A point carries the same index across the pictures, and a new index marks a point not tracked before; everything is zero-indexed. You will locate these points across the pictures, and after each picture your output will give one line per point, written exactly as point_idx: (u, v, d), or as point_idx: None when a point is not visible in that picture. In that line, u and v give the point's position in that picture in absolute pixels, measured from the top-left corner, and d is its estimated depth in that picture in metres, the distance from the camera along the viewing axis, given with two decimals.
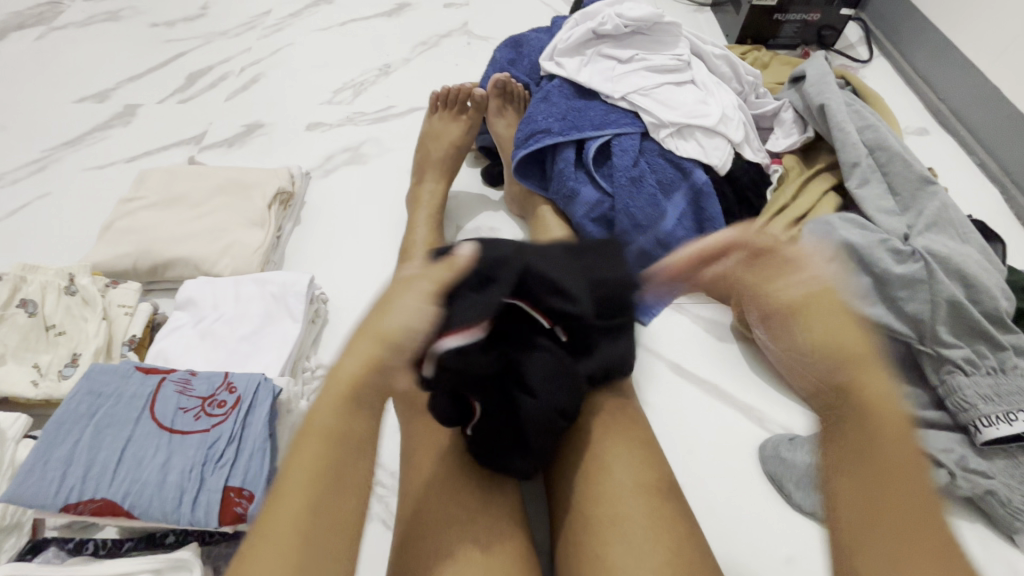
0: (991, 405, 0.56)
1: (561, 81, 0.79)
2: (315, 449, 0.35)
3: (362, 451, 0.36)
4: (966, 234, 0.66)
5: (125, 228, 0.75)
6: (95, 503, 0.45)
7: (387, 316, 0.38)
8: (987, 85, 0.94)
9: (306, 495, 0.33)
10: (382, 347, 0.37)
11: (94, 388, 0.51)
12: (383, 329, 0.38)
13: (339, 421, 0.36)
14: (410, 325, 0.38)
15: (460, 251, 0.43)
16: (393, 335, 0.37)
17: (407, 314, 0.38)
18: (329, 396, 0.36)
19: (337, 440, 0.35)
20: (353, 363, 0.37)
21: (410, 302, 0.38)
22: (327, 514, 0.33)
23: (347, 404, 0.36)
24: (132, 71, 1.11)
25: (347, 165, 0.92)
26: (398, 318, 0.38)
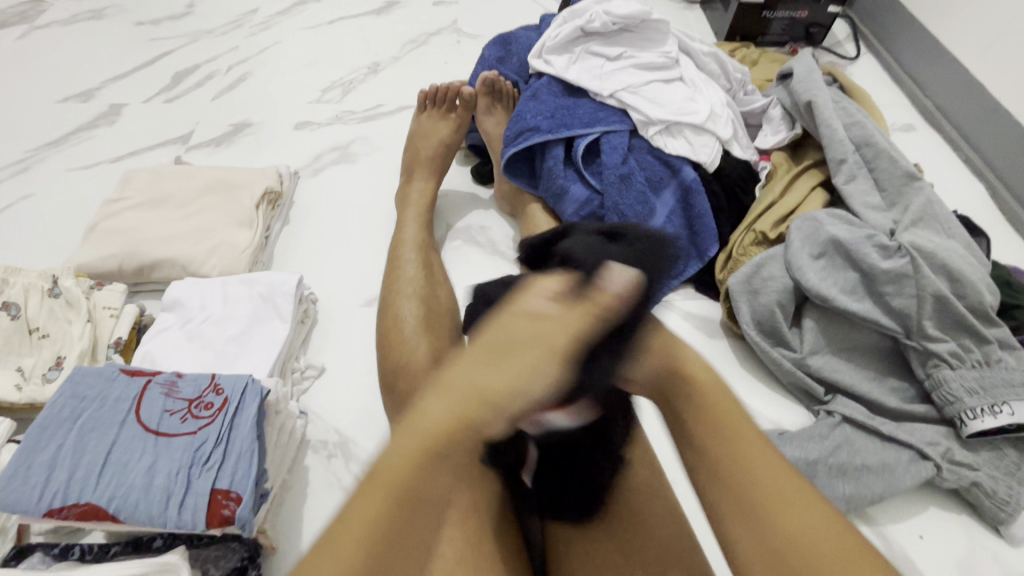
0: (976, 397, 0.57)
1: (550, 78, 0.79)
2: (371, 504, 0.32)
3: (425, 509, 0.34)
4: (952, 229, 0.66)
5: (110, 229, 0.74)
6: (79, 507, 0.45)
7: (495, 378, 0.34)
8: (971, 81, 0.95)
9: (360, 545, 0.31)
10: (485, 404, 0.34)
11: (78, 391, 0.50)
12: (485, 392, 0.34)
13: (417, 466, 0.33)
14: (519, 385, 0.34)
15: (611, 290, 0.38)
16: (499, 394, 0.34)
17: (518, 383, 0.34)
18: (415, 432, 0.34)
19: (409, 488, 0.33)
20: (442, 420, 0.34)
21: (524, 372, 0.34)
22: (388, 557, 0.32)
23: (424, 455, 0.34)
24: (116, 70, 1.09)
25: (336, 164, 0.92)
26: (505, 380, 0.34)
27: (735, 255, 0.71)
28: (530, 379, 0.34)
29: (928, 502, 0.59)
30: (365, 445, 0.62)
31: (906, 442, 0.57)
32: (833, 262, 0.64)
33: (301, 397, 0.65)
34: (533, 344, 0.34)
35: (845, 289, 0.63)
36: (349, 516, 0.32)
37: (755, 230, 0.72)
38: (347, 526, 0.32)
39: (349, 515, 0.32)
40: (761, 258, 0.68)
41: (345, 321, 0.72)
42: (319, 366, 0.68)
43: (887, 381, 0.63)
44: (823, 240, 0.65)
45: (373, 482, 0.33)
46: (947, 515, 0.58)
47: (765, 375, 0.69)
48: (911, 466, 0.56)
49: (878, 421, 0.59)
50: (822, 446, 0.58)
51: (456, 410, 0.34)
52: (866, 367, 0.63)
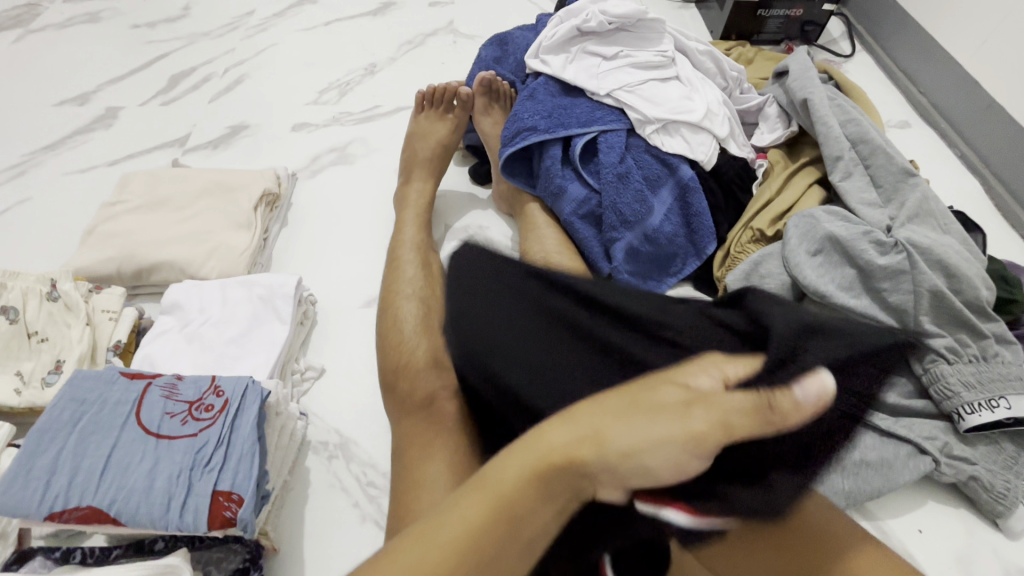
0: (973, 392, 0.57)
1: (546, 78, 0.79)
2: (470, 512, 0.30)
3: (519, 553, 0.30)
4: (948, 225, 0.67)
5: (109, 232, 0.74)
6: (81, 510, 0.45)
7: (629, 430, 0.30)
8: (965, 78, 0.96)
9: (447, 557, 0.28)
10: (610, 458, 0.30)
11: (78, 394, 0.50)
12: (613, 439, 0.30)
13: (527, 490, 0.30)
14: (652, 451, 0.30)
15: (798, 397, 0.32)
16: (630, 453, 0.30)
17: (648, 439, 0.30)
18: (528, 456, 0.30)
19: (511, 518, 0.29)
20: (560, 442, 0.30)
21: (660, 426, 0.30)
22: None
23: (537, 479, 0.30)
24: (112, 73, 1.09)
25: (334, 165, 0.92)
26: (638, 434, 0.30)
27: (732, 253, 0.72)
28: (665, 443, 0.30)
29: (926, 497, 0.59)
30: (365, 445, 0.62)
31: (905, 437, 0.58)
32: (830, 258, 0.65)
33: (301, 398, 0.65)
34: (669, 405, 0.32)
35: (843, 285, 0.63)
36: (435, 530, 0.29)
37: (752, 228, 0.72)
38: (430, 536, 0.29)
39: (437, 529, 0.29)
40: (759, 256, 0.68)
41: (344, 322, 0.73)
42: (319, 367, 0.68)
43: (885, 377, 0.63)
44: (820, 237, 0.65)
45: (473, 498, 0.30)
46: (947, 510, 0.58)
47: None
48: (909, 461, 0.57)
49: (876, 417, 0.59)
50: None
51: (583, 456, 0.30)
52: None
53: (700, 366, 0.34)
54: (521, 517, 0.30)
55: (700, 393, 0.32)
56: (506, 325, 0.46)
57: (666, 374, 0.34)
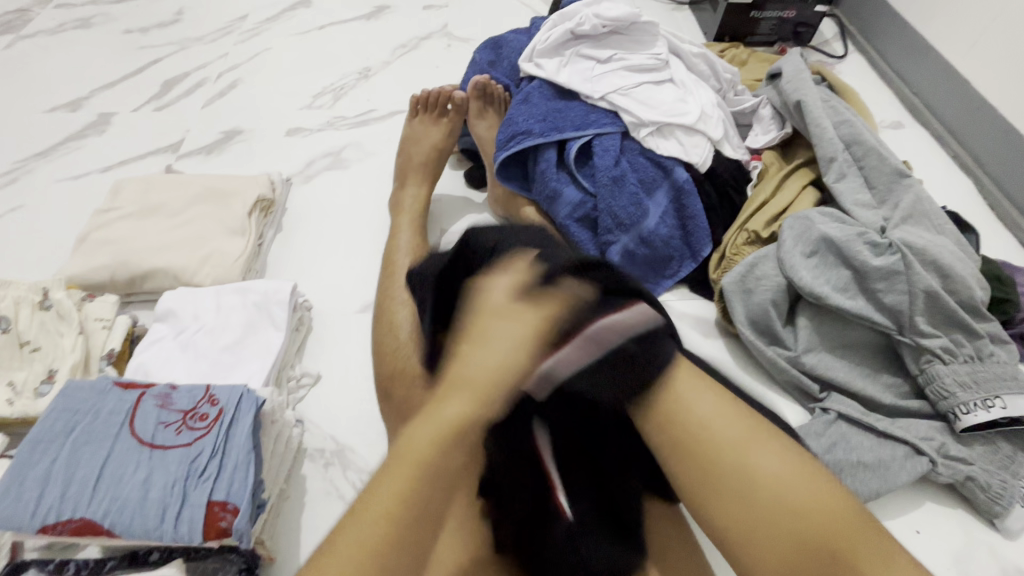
0: (968, 392, 0.57)
1: (540, 82, 0.79)
2: (395, 480, 0.35)
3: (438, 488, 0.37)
4: (942, 225, 0.67)
5: (101, 239, 0.74)
6: (74, 522, 0.44)
7: (475, 365, 0.38)
8: (957, 78, 0.97)
9: (388, 516, 0.34)
10: (480, 389, 0.37)
11: (71, 405, 0.50)
12: (465, 373, 0.38)
13: (434, 443, 0.36)
14: (509, 365, 0.37)
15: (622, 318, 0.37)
16: (489, 377, 0.37)
17: (489, 361, 0.38)
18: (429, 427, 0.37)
19: (429, 472, 0.36)
20: (454, 404, 0.37)
21: (495, 352, 0.38)
22: (407, 539, 0.34)
23: (437, 432, 0.36)
24: (104, 79, 1.09)
25: (329, 170, 0.91)
26: (484, 364, 0.38)
27: (728, 256, 0.72)
28: (505, 360, 0.37)
29: (923, 497, 0.59)
30: (362, 452, 0.62)
31: (901, 437, 0.58)
32: (825, 260, 0.65)
33: (297, 405, 0.65)
34: (499, 333, 0.38)
35: (838, 287, 0.64)
36: (367, 512, 0.34)
37: (748, 230, 0.72)
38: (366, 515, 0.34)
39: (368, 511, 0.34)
40: (754, 257, 0.68)
41: (339, 327, 0.72)
42: (314, 374, 0.67)
43: (881, 377, 0.63)
44: (815, 239, 0.66)
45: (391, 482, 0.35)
46: (944, 509, 0.59)
47: (760, 374, 0.69)
48: (907, 461, 0.57)
49: (872, 418, 0.60)
50: (819, 444, 0.58)
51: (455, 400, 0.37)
52: (861, 364, 0.64)
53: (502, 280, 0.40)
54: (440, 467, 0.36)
55: (514, 311, 0.38)
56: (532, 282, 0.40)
57: (484, 304, 0.40)
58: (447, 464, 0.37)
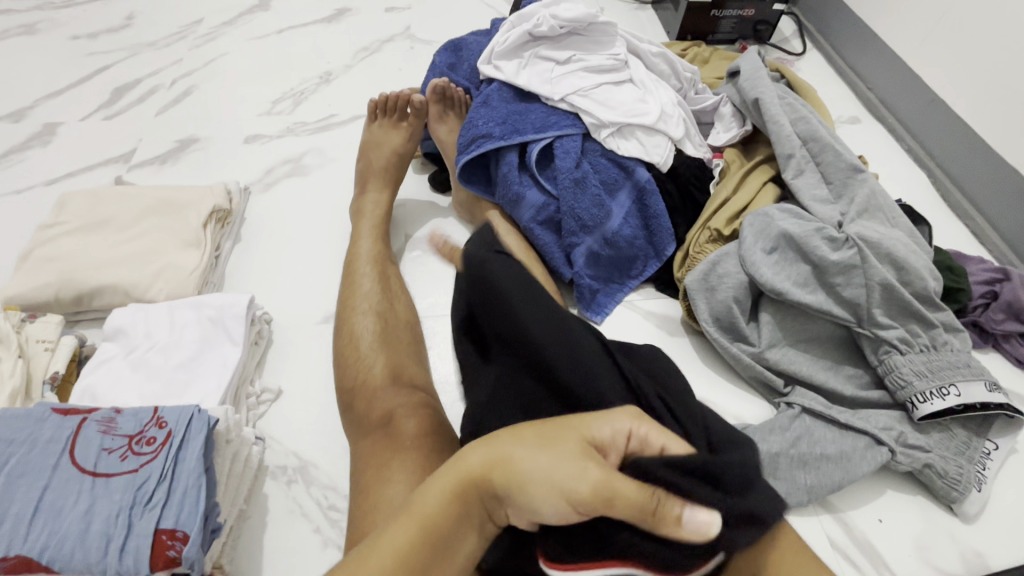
0: (925, 381, 0.59)
1: (500, 84, 0.79)
2: (399, 537, 0.32)
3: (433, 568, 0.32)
4: (895, 218, 0.68)
5: (45, 256, 0.70)
6: (8, 561, 0.42)
7: (523, 460, 0.33)
8: (910, 73, 0.99)
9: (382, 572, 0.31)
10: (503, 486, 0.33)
11: (5, 435, 0.47)
12: (510, 455, 0.33)
13: (449, 506, 0.33)
14: (539, 488, 0.32)
15: (687, 526, 0.31)
16: (524, 483, 0.32)
17: (541, 461, 0.32)
18: (443, 485, 0.33)
19: (432, 534, 0.32)
20: (479, 459, 0.34)
21: (553, 455, 0.32)
22: None
23: (453, 499, 0.33)
24: (50, 87, 1.04)
25: (288, 177, 0.89)
26: (536, 459, 0.32)
27: (692, 254, 0.72)
28: (558, 478, 0.31)
29: (885, 486, 0.60)
30: (326, 468, 0.60)
31: (861, 428, 0.58)
32: (786, 255, 0.65)
33: (258, 421, 0.63)
34: (567, 457, 0.32)
35: (798, 282, 0.64)
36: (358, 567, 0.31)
37: (710, 228, 0.72)
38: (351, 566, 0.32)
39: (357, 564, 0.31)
40: (717, 255, 0.68)
41: (302, 340, 0.70)
42: (275, 388, 0.65)
43: (843, 370, 0.64)
44: (775, 235, 0.66)
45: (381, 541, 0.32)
46: (905, 496, 0.60)
47: (725, 370, 0.69)
48: (868, 452, 0.58)
49: (834, 410, 0.60)
50: (784, 438, 0.58)
51: (475, 485, 0.33)
52: (822, 358, 0.65)
53: (617, 418, 0.35)
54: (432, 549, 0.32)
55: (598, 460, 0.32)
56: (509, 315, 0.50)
57: (575, 422, 0.34)
58: (447, 539, 0.33)
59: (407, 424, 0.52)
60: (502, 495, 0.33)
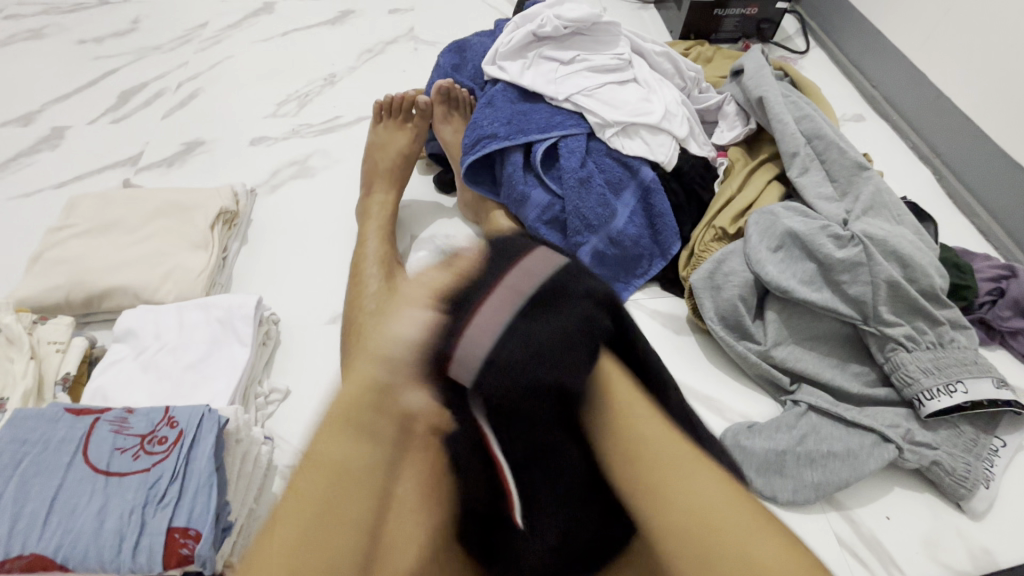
0: (931, 378, 0.58)
1: (504, 84, 0.79)
2: (307, 483, 0.30)
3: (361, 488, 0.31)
4: (901, 216, 0.68)
5: (55, 259, 0.71)
6: (24, 559, 0.42)
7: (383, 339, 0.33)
8: (914, 70, 0.99)
9: (299, 525, 0.29)
10: (372, 391, 0.32)
11: (19, 435, 0.48)
12: (372, 358, 0.33)
13: (346, 432, 0.32)
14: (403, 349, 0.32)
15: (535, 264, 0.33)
16: (390, 359, 0.32)
17: (399, 328, 0.32)
18: (331, 423, 0.32)
19: (343, 470, 0.31)
20: (353, 383, 0.33)
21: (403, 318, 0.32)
22: (319, 536, 0.29)
23: (346, 425, 0.32)
24: (57, 91, 1.05)
25: (294, 179, 0.90)
26: (393, 334, 0.32)
27: (697, 252, 0.72)
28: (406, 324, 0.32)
29: (893, 483, 0.60)
30: None
31: (868, 426, 0.59)
32: (791, 253, 0.65)
33: (267, 421, 0.63)
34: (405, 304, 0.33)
35: (804, 280, 0.64)
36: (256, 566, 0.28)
37: (715, 227, 0.72)
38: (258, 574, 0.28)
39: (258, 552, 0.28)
40: (722, 254, 0.69)
41: (309, 340, 0.71)
42: (284, 389, 0.66)
43: (849, 367, 0.64)
44: (780, 233, 0.66)
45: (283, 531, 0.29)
46: (913, 493, 0.60)
47: (732, 369, 0.70)
48: (875, 450, 0.58)
49: (841, 408, 0.60)
50: (790, 436, 0.59)
51: (351, 412, 0.32)
52: (828, 355, 0.65)
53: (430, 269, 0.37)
54: (334, 497, 0.30)
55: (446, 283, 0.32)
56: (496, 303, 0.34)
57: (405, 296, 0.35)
58: (358, 461, 0.31)
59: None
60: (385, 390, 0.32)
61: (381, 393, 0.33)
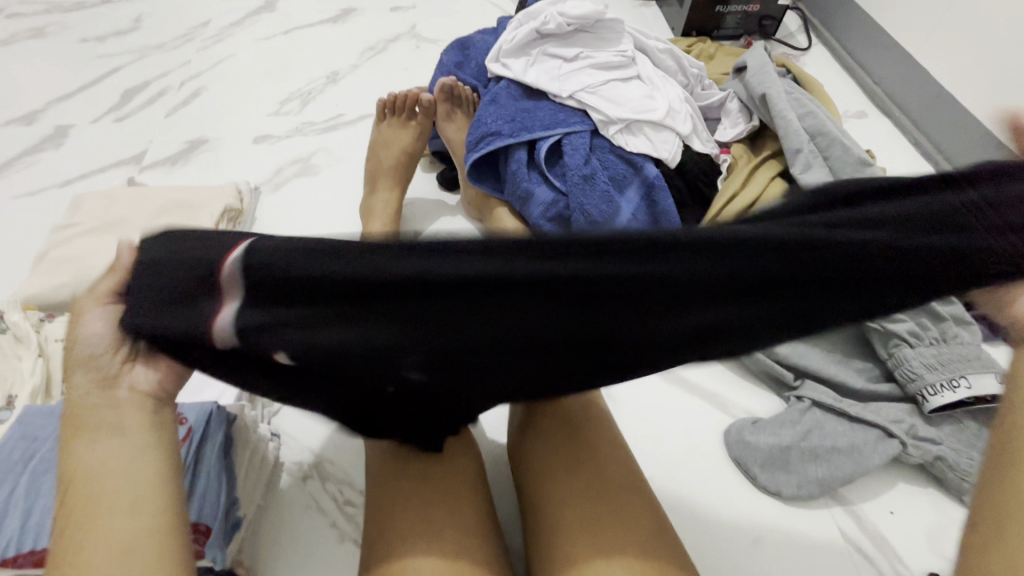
0: (935, 373, 0.59)
1: (508, 82, 0.79)
2: (89, 482, 0.33)
3: (146, 452, 0.36)
4: None
5: (61, 257, 0.71)
6: (36, 553, 0.43)
7: (77, 347, 0.38)
8: (917, 66, 0.99)
9: (100, 505, 0.33)
10: (94, 394, 0.36)
11: (29, 432, 0.49)
12: (81, 366, 0.37)
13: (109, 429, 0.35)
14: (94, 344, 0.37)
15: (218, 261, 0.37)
16: (87, 357, 0.37)
17: (94, 329, 0.38)
18: (76, 434, 0.35)
19: (127, 453, 0.35)
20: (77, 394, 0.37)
21: (89, 323, 0.38)
22: (114, 503, 0.33)
23: (95, 422, 0.36)
24: (61, 90, 1.05)
25: (297, 177, 0.90)
26: (92, 337, 0.38)
27: None
28: (93, 326, 0.38)
29: (897, 479, 0.60)
30: (340, 463, 0.61)
31: (872, 421, 0.59)
32: None
33: (272, 418, 0.64)
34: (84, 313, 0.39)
35: None
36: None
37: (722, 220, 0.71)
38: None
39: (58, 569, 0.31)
40: None
41: None
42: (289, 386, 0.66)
43: (853, 363, 0.64)
44: None
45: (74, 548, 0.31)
46: (916, 488, 0.60)
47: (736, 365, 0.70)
48: (878, 445, 0.58)
49: (845, 403, 0.61)
50: (794, 432, 0.59)
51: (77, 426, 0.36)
52: (832, 351, 0.65)
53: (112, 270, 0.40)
54: (107, 493, 0.33)
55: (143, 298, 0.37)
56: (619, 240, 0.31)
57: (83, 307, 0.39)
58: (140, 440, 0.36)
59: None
60: (110, 383, 0.37)
61: (101, 392, 0.37)
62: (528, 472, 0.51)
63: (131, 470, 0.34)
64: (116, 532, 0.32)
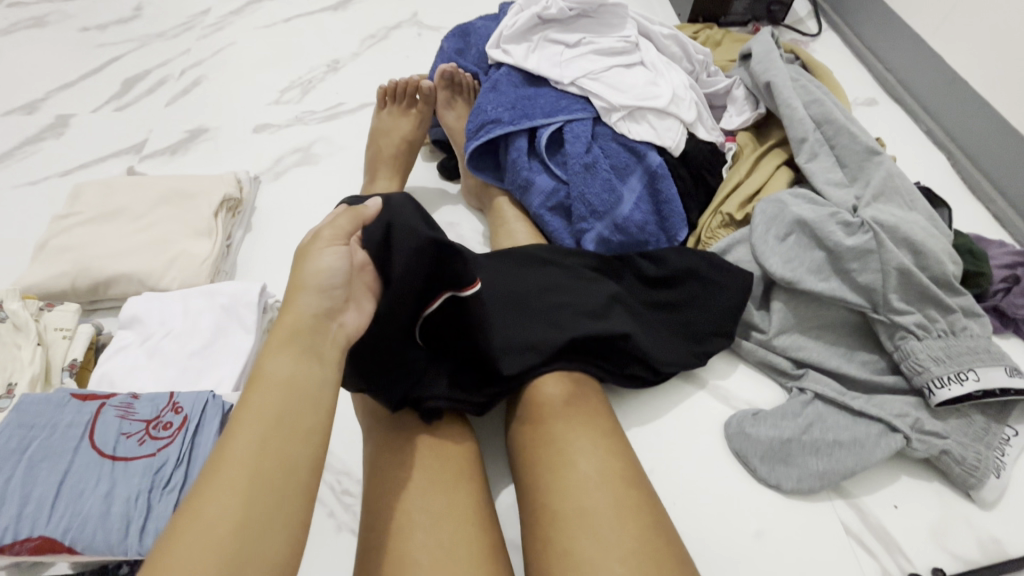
0: (942, 366, 0.57)
1: (509, 68, 0.78)
2: (263, 402, 0.39)
3: (317, 403, 0.41)
4: (913, 201, 0.67)
5: (61, 246, 0.71)
6: (32, 541, 0.43)
7: (308, 271, 0.45)
8: (930, 52, 0.96)
9: (264, 434, 0.37)
10: (318, 321, 0.44)
11: (26, 420, 0.49)
12: (303, 299, 0.44)
13: (298, 362, 0.42)
14: (327, 280, 0.46)
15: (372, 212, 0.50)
16: (319, 288, 0.45)
17: (332, 263, 0.46)
18: (278, 353, 0.42)
19: (298, 391, 0.40)
20: (290, 318, 0.43)
21: (324, 257, 0.46)
22: (281, 443, 0.38)
23: (288, 347, 0.42)
24: (62, 79, 1.05)
25: (298, 166, 0.89)
26: (326, 269, 0.46)
27: (704, 239, 0.72)
28: (325, 264, 0.46)
29: (900, 472, 0.59)
30: (338, 453, 0.61)
31: (875, 415, 0.58)
32: (798, 241, 0.64)
33: None
34: (325, 241, 0.47)
35: (811, 269, 0.63)
36: (234, 454, 0.36)
37: (722, 213, 0.72)
38: (229, 470, 0.36)
39: (232, 452, 0.36)
40: (729, 242, 0.69)
41: None
42: None
43: (857, 355, 0.63)
44: (789, 221, 0.65)
45: (222, 472, 0.35)
46: (921, 483, 0.59)
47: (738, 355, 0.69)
48: (880, 439, 0.56)
49: (849, 396, 0.60)
50: (796, 424, 0.59)
51: (291, 340, 0.42)
52: (836, 343, 0.64)
53: (344, 212, 0.49)
54: (288, 420, 0.39)
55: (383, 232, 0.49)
56: (555, 285, 0.61)
57: (311, 243, 0.47)
58: (314, 386, 0.41)
59: (411, 416, 0.53)
60: (322, 327, 0.44)
61: (325, 320, 0.45)
62: (525, 497, 0.49)
63: (307, 405, 0.40)
64: (272, 491, 0.36)
